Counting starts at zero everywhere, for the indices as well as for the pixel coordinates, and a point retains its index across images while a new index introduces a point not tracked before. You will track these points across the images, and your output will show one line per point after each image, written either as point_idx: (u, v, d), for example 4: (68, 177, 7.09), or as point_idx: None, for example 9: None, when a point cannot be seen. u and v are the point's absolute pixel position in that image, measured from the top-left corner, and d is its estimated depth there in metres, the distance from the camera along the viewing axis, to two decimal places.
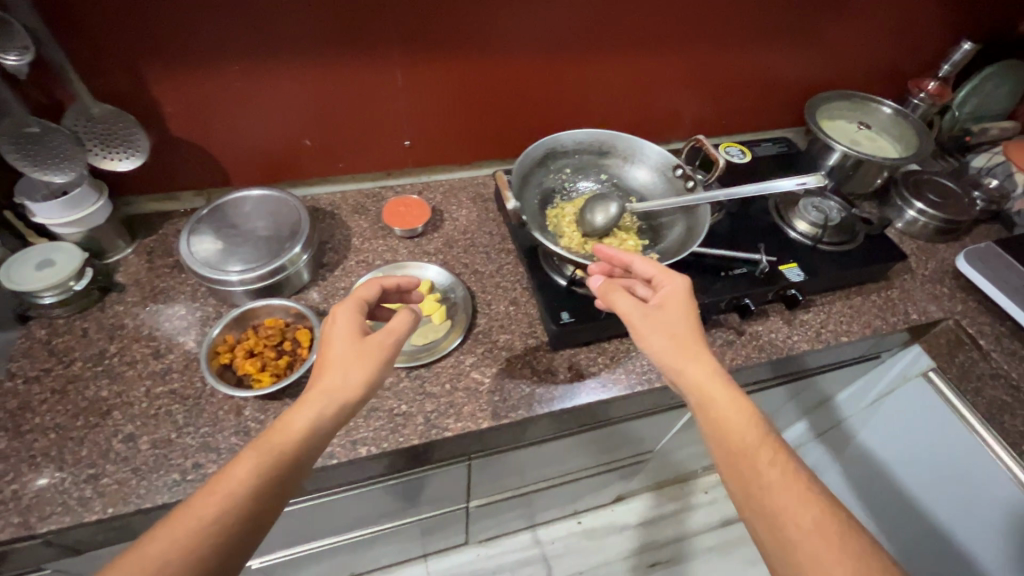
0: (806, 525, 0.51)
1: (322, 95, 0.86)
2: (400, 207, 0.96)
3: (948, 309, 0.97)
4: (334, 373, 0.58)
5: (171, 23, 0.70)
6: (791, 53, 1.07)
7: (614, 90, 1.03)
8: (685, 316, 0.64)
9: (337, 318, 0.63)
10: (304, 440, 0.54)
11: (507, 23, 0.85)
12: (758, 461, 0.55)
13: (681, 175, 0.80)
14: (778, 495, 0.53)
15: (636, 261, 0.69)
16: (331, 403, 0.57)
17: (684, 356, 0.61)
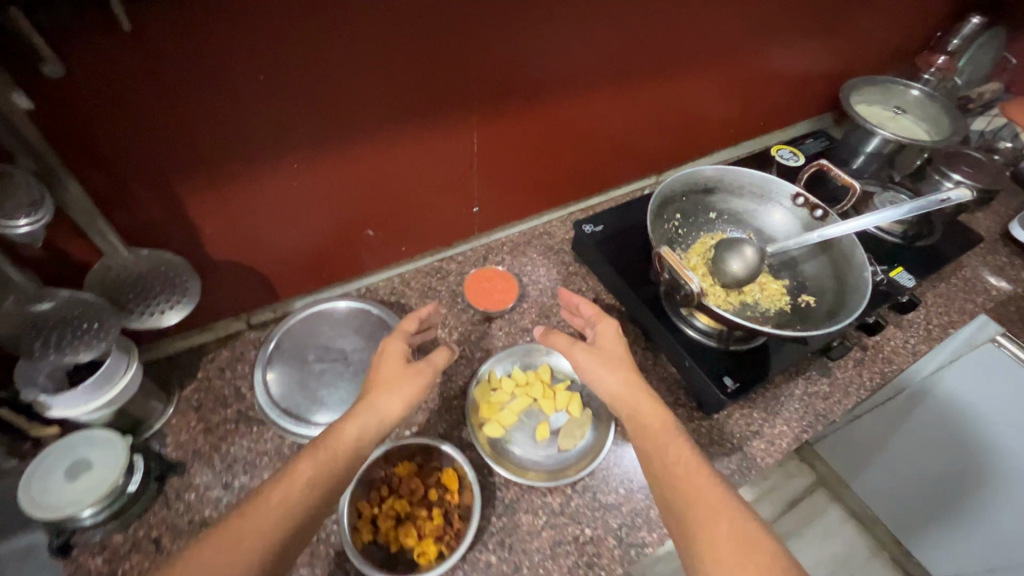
0: (703, 509, 0.53)
1: (388, 177, 0.70)
2: (481, 283, 0.85)
3: (1014, 279, 1.00)
4: (381, 395, 0.57)
5: (218, 124, 0.53)
6: (824, 46, 1.05)
7: (674, 111, 0.95)
8: (615, 342, 0.68)
9: (389, 348, 0.62)
10: (352, 454, 0.54)
11: (592, 62, 0.74)
12: (672, 453, 0.58)
13: (803, 204, 0.72)
14: (688, 479, 0.56)
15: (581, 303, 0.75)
16: (372, 420, 0.56)
17: (617, 372, 0.64)
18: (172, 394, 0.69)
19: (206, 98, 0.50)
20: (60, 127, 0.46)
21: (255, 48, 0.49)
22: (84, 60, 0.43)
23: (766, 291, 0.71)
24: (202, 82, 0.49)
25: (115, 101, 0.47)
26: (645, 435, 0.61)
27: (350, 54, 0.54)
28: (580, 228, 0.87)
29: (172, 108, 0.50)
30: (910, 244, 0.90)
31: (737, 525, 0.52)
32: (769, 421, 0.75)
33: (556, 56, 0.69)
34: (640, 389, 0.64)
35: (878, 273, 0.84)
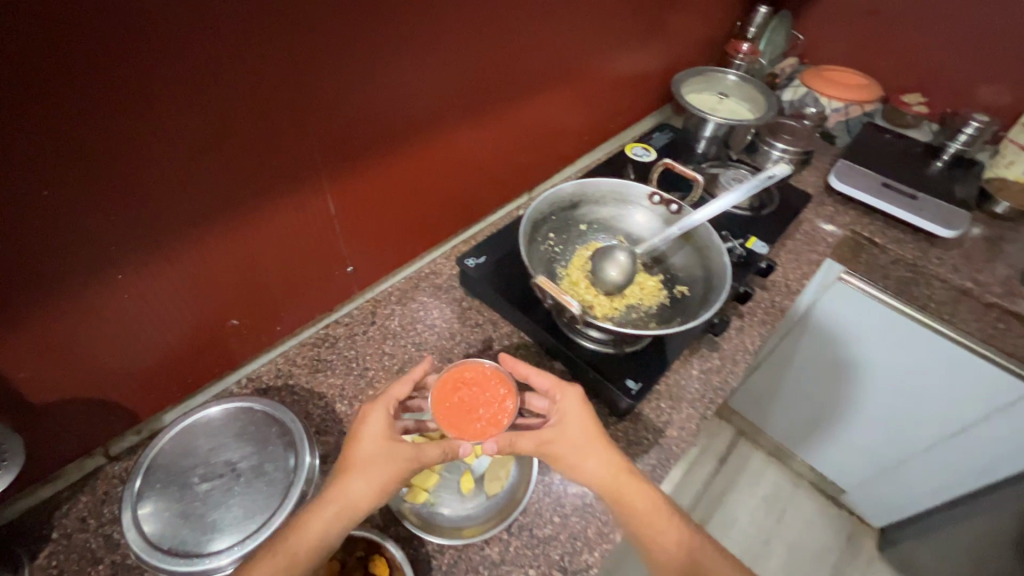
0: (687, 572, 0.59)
1: (241, 261, 0.64)
2: (459, 392, 0.67)
3: (843, 224, 1.15)
4: (356, 480, 0.55)
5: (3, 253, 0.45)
6: (646, 48, 1.14)
7: (527, 130, 0.98)
8: (581, 415, 0.64)
9: (371, 426, 0.59)
10: (314, 556, 0.52)
11: (435, 102, 0.74)
12: (653, 530, 0.60)
13: (659, 202, 0.78)
14: (665, 540, 0.60)
15: (534, 373, 0.69)
16: (338, 511, 0.54)
17: (591, 450, 0.62)
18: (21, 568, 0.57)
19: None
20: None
21: (36, 160, 0.43)
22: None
23: (645, 289, 0.75)
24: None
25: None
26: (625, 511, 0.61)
27: (160, 146, 0.49)
28: (462, 262, 0.86)
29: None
30: (759, 213, 1.02)
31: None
32: (676, 407, 0.79)
33: (397, 102, 0.68)
34: (621, 470, 0.62)
35: (736, 247, 0.93)
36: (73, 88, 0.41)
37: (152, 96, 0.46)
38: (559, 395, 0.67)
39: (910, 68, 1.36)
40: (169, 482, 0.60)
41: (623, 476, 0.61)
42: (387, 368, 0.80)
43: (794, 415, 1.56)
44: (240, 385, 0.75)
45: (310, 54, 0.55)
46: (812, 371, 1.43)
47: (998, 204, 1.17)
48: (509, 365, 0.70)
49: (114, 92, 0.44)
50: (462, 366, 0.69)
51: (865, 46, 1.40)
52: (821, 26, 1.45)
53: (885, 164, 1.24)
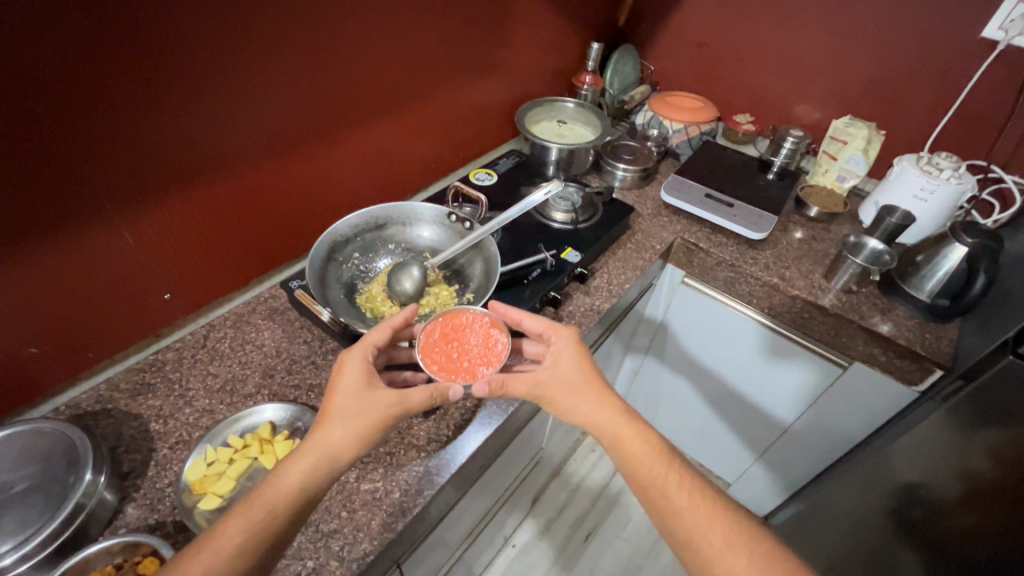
0: (680, 506, 0.64)
1: (34, 292, 0.70)
2: (446, 342, 0.76)
3: (674, 231, 1.27)
4: (332, 425, 0.63)
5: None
6: (486, 82, 1.25)
7: (361, 161, 1.06)
8: (568, 365, 0.74)
9: (348, 380, 0.67)
10: (296, 495, 0.59)
11: (236, 139, 0.82)
12: (646, 463, 0.67)
13: (455, 219, 0.88)
14: (658, 474, 0.66)
15: (526, 319, 0.79)
16: (322, 458, 0.61)
17: (587, 396, 0.72)
18: None
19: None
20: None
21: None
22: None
23: (439, 298, 0.84)
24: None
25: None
26: (618, 450, 0.69)
27: None
28: (286, 285, 0.93)
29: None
30: (580, 227, 1.12)
31: (765, 549, 0.61)
32: (480, 405, 0.87)
33: (189, 142, 0.76)
34: (614, 412, 0.71)
35: (550, 258, 1.02)
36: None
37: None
38: (554, 336, 0.78)
39: (739, 90, 1.52)
40: None
41: (615, 416, 0.71)
42: (209, 387, 0.85)
43: (680, 406, 1.65)
44: (56, 412, 0.79)
45: (70, 105, 0.62)
46: (680, 361, 1.51)
47: (810, 209, 1.30)
48: (500, 312, 0.79)
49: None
50: (455, 314, 0.79)
51: (703, 72, 1.56)
52: (665, 57, 1.60)
53: (715, 176, 1.37)
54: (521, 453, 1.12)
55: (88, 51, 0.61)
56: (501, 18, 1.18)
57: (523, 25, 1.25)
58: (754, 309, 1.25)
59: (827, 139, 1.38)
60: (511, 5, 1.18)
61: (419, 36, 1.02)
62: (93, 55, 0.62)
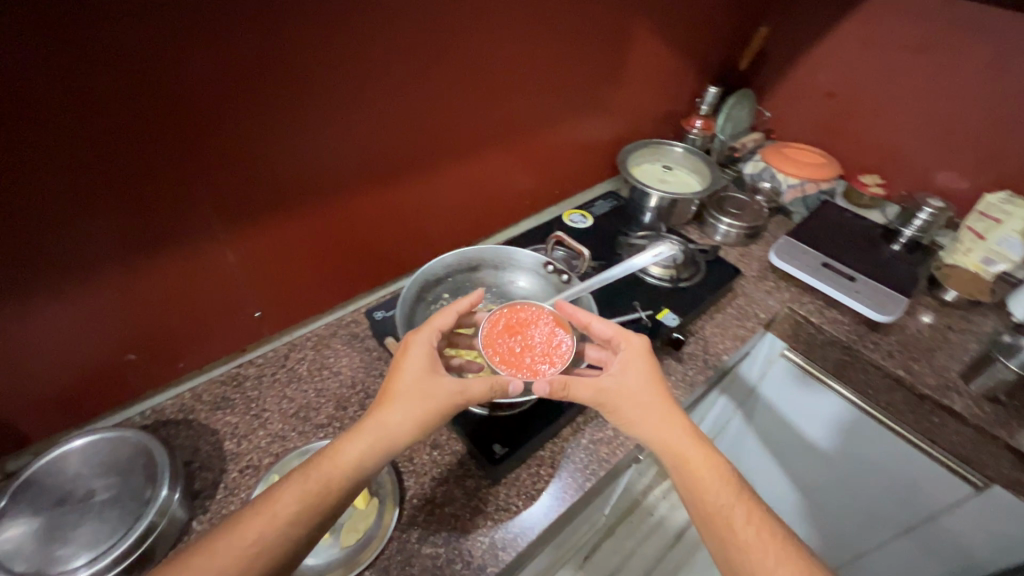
0: (745, 541, 0.59)
1: (140, 302, 0.71)
2: (508, 330, 0.75)
3: (781, 299, 1.15)
4: (393, 407, 0.60)
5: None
6: (592, 121, 1.20)
7: (458, 193, 1.04)
8: (638, 375, 0.68)
9: (412, 361, 0.64)
10: (353, 473, 0.57)
11: (343, 166, 0.81)
12: (710, 488, 0.62)
13: (551, 270, 0.83)
14: (723, 503, 0.61)
15: (595, 322, 0.74)
16: (380, 437, 0.59)
17: (654, 410, 0.66)
18: None
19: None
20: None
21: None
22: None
23: None
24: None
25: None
26: (681, 470, 0.64)
27: (50, 200, 0.57)
28: (371, 314, 0.91)
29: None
30: (680, 286, 1.03)
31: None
32: (554, 474, 0.80)
33: (299, 166, 0.76)
34: (682, 429, 0.65)
35: (645, 317, 0.95)
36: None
37: (26, 156, 0.53)
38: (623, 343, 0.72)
39: (869, 148, 1.37)
40: (35, 503, 0.65)
41: (682, 434, 0.65)
42: (284, 411, 0.84)
43: (761, 483, 1.50)
44: (143, 416, 0.81)
45: (196, 126, 0.63)
46: (769, 419, 1.35)
47: (947, 291, 1.15)
48: (567, 312, 0.75)
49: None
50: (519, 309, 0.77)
51: (827, 124, 1.42)
52: (786, 104, 1.48)
53: (833, 241, 1.24)
54: (589, 519, 1.03)
55: (218, 76, 0.61)
56: (616, 57, 1.12)
57: (637, 64, 1.19)
58: (866, 399, 1.11)
59: (974, 215, 1.19)
60: (629, 44, 1.13)
61: (533, 72, 0.98)
62: (222, 80, 0.62)
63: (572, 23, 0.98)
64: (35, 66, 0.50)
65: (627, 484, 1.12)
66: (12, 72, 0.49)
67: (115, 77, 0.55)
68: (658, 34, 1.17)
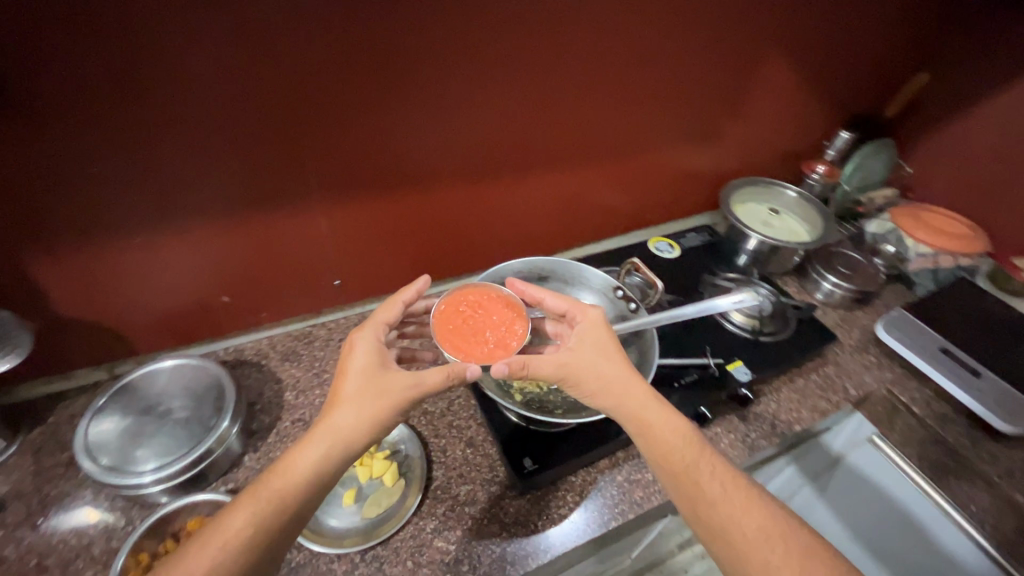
0: (714, 493, 0.57)
1: (239, 252, 0.79)
2: (460, 316, 0.73)
3: (880, 378, 1.01)
4: (342, 410, 0.59)
5: (41, 203, 0.62)
6: (699, 150, 1.14)
7: (545, 202, 1.04)
8: (594, 339, 0.66)
9: (358, 356, 0.64)
10: (305, 483, 0.55)
11: (437, 159, 0.84)
12: (671, 443, 0.60)
13: (620, 296, 0.81)
14: (684, 457, 0.60)
15: (547, 298, 0.73)
16: (331, 441, 0.57)
17: (610, 372, 0.64)
18: (17, 434, 0.76)
19: (27, 171, 0.59)
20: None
21: (81, 137, 0.59)
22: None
23: None
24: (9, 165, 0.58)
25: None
26: (640, 431, 0.62)
27: (183, 150, 0.65)
28: None
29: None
30: (761, 339, 0.94)
31: (817, 563, 0.53)
32: (581, 504, 0.77)
33: (397, 153, 0.80)
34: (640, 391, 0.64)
35: (713, 365, 0.88)
36: (113, 95, 0.58)
37: (171, 111, 0.62)
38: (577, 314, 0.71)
39: None
40: (127, 408, 0.75)
41: (641, 396, 0.63)
42: None
43: None
44: (226, 352, 0.90)
45: (310, 103, 0.69)
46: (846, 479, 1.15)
47: None
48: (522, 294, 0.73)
49: (143, 102, 0.60)
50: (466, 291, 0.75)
51: (981, 192, 1.23)
52: (933, 163, 1.31)
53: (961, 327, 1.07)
54: (614, 560, 0.98)
55: (336, 61, 0.67)
56: (737, 88, 1.06)
57: (760, 98, 1.11)
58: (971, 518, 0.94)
59: None
60: (755, 76, 1.06)
61: (644, 92, 0.95)
62: (339, 65, 0.67)
63: (695, 48, 0.94)
64: (192, 35, 0.58)
65: (662, 536, 1.06)
66: (174, 38, 0.57)
67: (251, 51, 0.61)
68: (791, 68, 1.09)
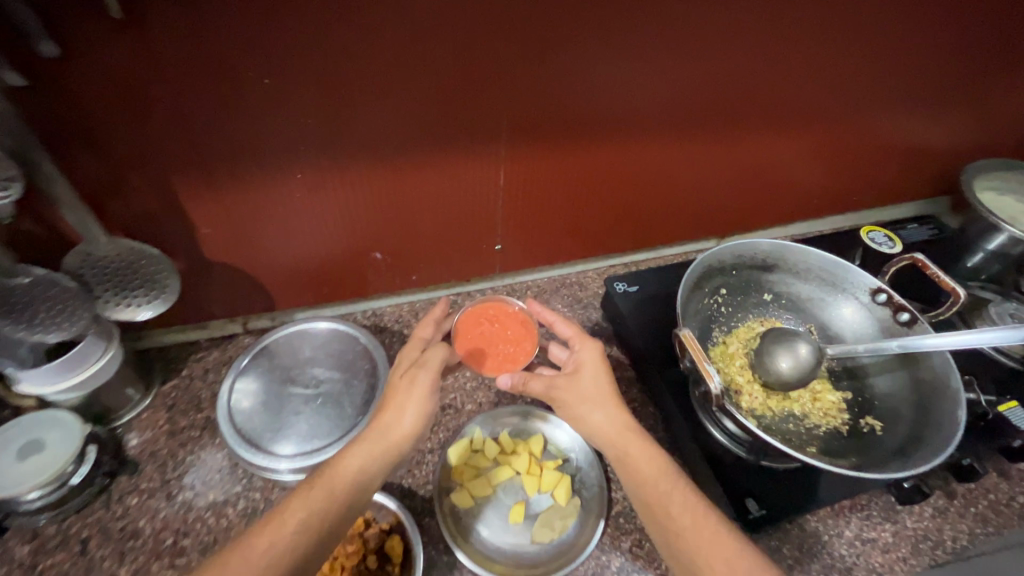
0: (679, 521, 0.49)
1: (398, 201, 0.66)
2: (479, 326, 0.66)
3: None
4: (396, 411, 0.52)
5: (206, 122, 0.51)
6: (947, 118, 0.88)
7: (744, 169, 0.83)
8: (596, 374, 0.57)
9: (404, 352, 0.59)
10: (355, 491, 0.48)
11: (648, 105, 0.66)
12: (638, 465, 0.52)
13: (884, 302, 0.59)
14: (650, 480, 0.51)
15: (556, 320, 0.63)
16: (380, 445, 0.51)
17: (589, 402, 0.56)
18: (151, 386, 0.68)
19: (191, 78, 0.47)
20: (32, 98, 0.45)
21: (252, 37, 0.46)
22: (54, 38, 0.42)
23: (820, 402, 0.58)
24: (177, 69, 0.46)
25: (82, 74, 0.44)
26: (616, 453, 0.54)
27: (364, 65, 0.51)
28: (611, 284, 0.77)
29: (152, 90, 0.47)
30: None
31: None
32: (803, 564, 0.60)
33: (608, 96, 0.63)
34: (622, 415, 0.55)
35: (984, 407, 0.65)
36: None
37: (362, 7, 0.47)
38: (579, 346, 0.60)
39: None
40: (270, 375, 0.65)
41: (618, 423, 0.55)
42: None
43: None
44: (364, 315, 0.79)
45: (522, 13, 0.52)
46: None
47: None
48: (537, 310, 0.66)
49: None
50: (494, 306, 0.68)
51: None
52: None
53: None
54: None
55: None
56: None
57: None
58: None
59: None
60: None
61: (916, 36, 0.72)
62: None
63: None
64: None
65: None
66: None
67: None
68: None
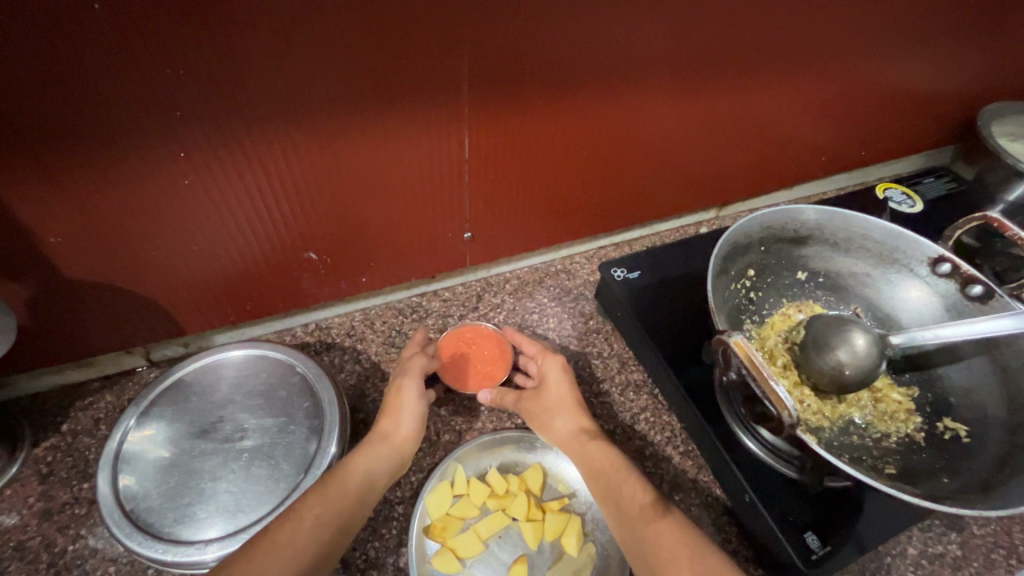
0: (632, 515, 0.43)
1: (332, 184, 0.50)
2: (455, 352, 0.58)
3: None
4: (402, 411, 0.47)
5: (13, 80, 0.33)
6: (967, 57, 0.77)
7: (750, 125, 0.71)
8: (560, 389, 0.51)
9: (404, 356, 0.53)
10: (365, 494, 0.42)
11: (646, 46, 0.52)
12: (592, 458, 0.47)
13: (950, 274, 0.48)
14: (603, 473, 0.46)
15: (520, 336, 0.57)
16: (389, 448, 0.45)
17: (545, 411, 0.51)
18: (18, 450, 0.51)
19: None
20: None
21: None
22: None
23: (883, 405, 0.47)
24: None
25: None
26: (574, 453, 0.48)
27: None
28: (607, 271, 0.63)
29: None
30: None
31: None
32: None
33: (599, 32, 0.48)
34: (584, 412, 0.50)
35: None
36: None
37: None
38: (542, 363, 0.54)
39: None
40: (179, 426, 0.49)
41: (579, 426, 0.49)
42: None
43: None
44: (306, 330, 0.64)
45: None
46: None
47: None
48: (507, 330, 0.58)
49: None
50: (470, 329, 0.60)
51: None
52: None
53: None
54: None
55: None
56: None
57: None
58: None
59: None
60: None
61: None
62: None
63: None
64: None
65: None
66: None
67: None
68: None
